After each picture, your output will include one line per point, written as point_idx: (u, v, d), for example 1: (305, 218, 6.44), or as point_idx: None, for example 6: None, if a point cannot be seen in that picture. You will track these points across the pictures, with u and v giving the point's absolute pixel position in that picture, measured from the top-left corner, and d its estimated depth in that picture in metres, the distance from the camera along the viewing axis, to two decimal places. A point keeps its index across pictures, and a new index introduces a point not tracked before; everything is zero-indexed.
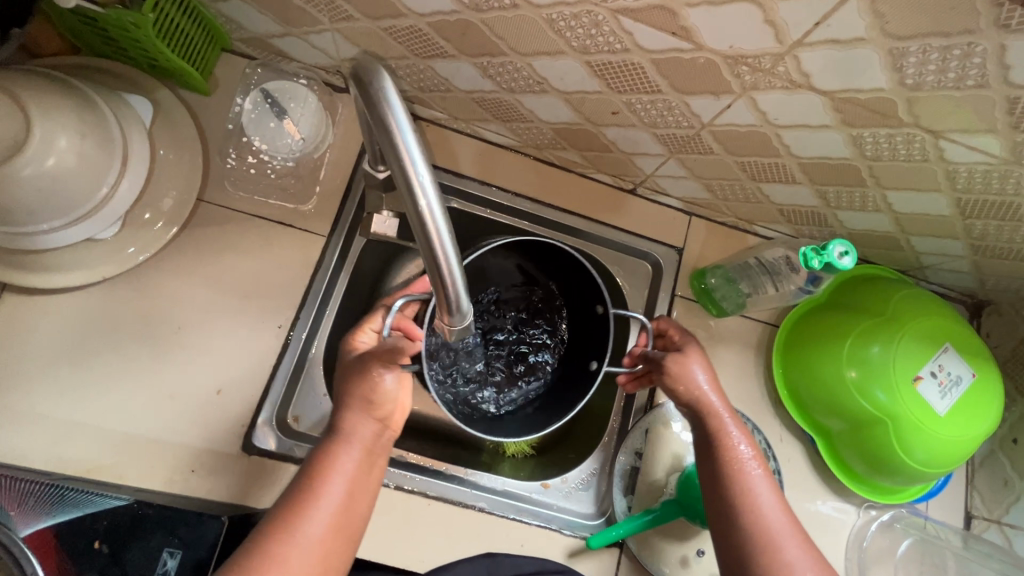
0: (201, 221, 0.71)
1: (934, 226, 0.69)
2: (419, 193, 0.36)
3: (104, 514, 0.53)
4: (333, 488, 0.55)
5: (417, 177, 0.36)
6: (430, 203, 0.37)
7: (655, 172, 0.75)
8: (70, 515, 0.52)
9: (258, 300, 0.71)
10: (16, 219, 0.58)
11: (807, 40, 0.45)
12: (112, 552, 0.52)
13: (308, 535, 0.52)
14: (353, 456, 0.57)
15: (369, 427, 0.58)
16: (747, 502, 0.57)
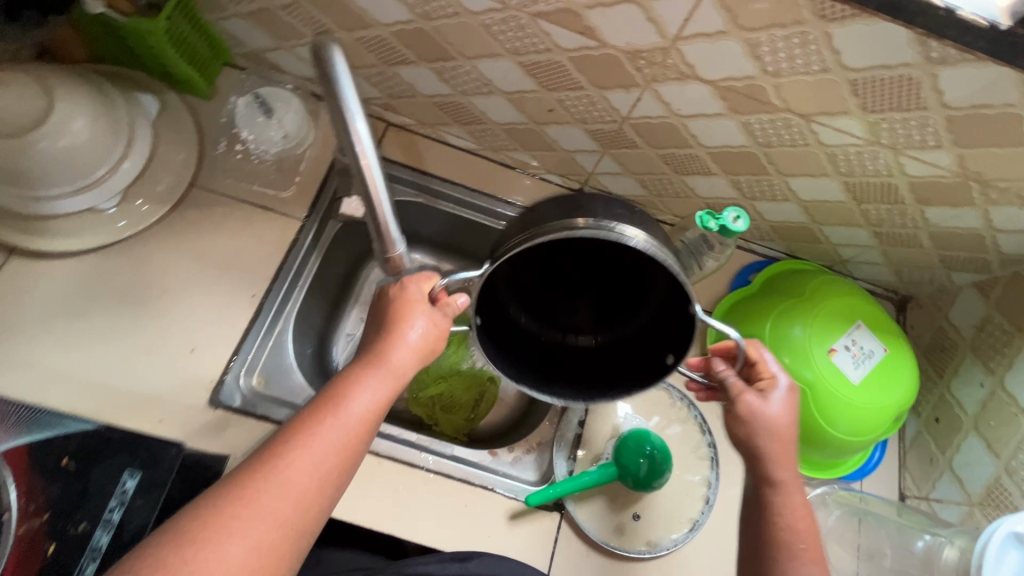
0: (191, 202, 0.80)
1: (836, 214, 0.78)
2: (356, 138, 0.48)
3: (73, 435, 0.58)
4: (349, 408, 0.52)
5: (354, 126, 0.47)
6: (364, 150, 0.48)
7: (595, 169, 0.85)
8: (44, 434, 0.58)
9: (235, 271, 0.79)
10: (34, 183, 0.68)
11: (683, 34, 0.56)
12: (78, 469, 0.57)
13: (314, 454, 0.49)
14: (379, 383, 0.54)
15: (390, 378, 0.55)
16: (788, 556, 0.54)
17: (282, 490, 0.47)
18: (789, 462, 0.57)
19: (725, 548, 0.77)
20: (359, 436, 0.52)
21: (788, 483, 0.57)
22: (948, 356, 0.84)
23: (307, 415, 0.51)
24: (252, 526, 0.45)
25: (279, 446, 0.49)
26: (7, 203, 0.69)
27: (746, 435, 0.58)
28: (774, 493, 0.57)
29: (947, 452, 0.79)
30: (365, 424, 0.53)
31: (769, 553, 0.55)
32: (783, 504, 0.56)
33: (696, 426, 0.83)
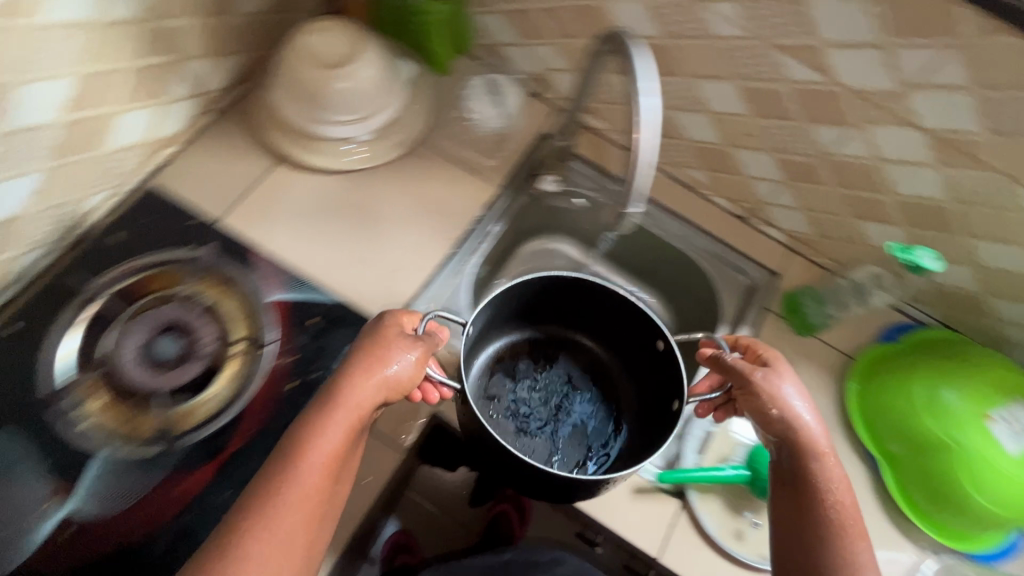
0: (417, 153, 0.95)
1: (1014, 286, 0.79)
2: (638, 110, 0.55)
3: (320, 305, 0.80)
4: (313, 457, 0.55)
5: (640, 99, 0.55)
6: (643, 120, 0.56)
7: (770, 199, 0.92)
8: (303, 297, 0.80)
9: (439, 217, 0.92)
10: (325, 107, 0.85)
11: (920, 83, 0.64)
12: (320, 329, 0.78)
13: (283, 504, 0.53)
14: (339, 426, 0.57)
15: (347, 421, 0.58)
16: (838, 543, 0.59)
17: (265, 543, 0.51)
18: (820, 431, 0.64)
19: None
20: (321, 485, 0.55)
21: (830, 455, 0.62)
22: None
23: (279, 465, 0.55)
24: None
25: (245, 514, 0.52)
26: (297, 120, 0.87)
27: (783, 412, 0.64)
28: (819, 468, 0.62)
29: None
30: (327, 470, 0.56)
31: (822, 526, 0.60)
32: (834, 477, 0.61)
33: None
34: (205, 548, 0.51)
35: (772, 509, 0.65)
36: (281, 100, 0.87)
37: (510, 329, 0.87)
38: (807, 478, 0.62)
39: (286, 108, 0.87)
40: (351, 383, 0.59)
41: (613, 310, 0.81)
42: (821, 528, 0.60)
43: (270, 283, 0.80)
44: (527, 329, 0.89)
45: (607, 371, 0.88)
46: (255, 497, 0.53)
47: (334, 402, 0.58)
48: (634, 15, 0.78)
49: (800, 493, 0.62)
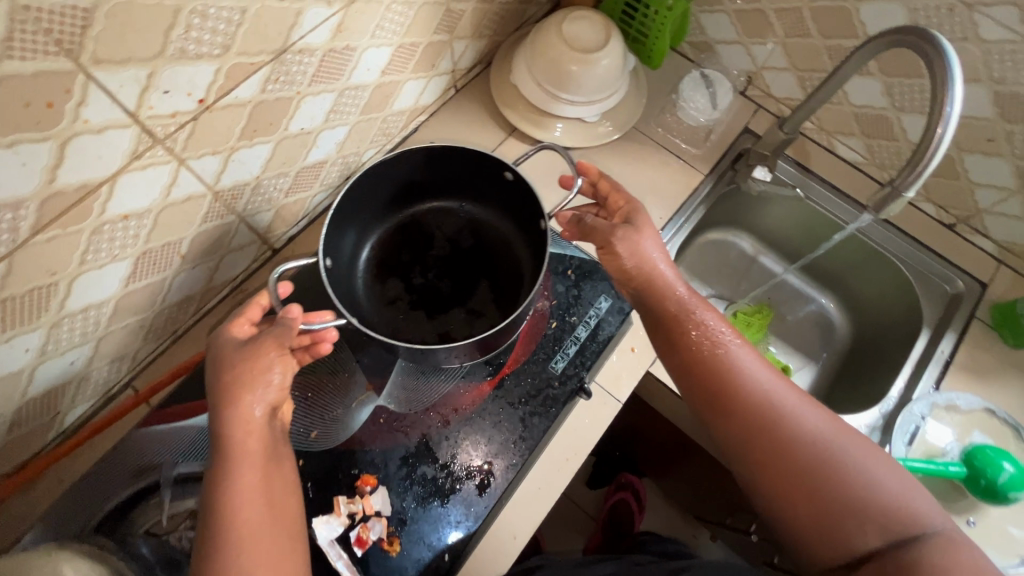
0: (630, 138, 1.03)
1: None
2: (949, 100, 0.61)
3: (575, 258, 0.84)
4: (233, 490, 0.53)
5: (953, 90, 0.61)
6: (952, 110, 0.61)
7: (989, 207, 0.92)
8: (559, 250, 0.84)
9: (650, 197, 0.99)
10: (567, 88, 0.94)
11: None
12: (575, 279, 0.82)
13: (240, 516, 0.52)
14: (253, 465, 0.54)
15: (254, 450, 0.55)
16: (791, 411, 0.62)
17: (246, 528, 0.52)
18: (728, 329, 0.69)
19: None
20: (261, 479, 0.54)
21: (735, 344, 0.67)
22: None
23: (220, 458, 0.54)
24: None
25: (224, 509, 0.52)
26: (536, 99, 0.97)
27: (629, 250, 0.73)
28: (723, 363, 0.65)
29: None
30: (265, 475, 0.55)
31: (801, 460, 0.58)
32: (797, 409, 0.62)
33: None
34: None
35: (726, 449, 0.64)
36: (526, 79, 0.97)
37: (376, 220, 0.78)
38: (727, 393, 0.64)
39: (530, 85, 0.96)
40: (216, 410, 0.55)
41: (474, 167, 0.75)
42: (795, 466, 0.58)
43: None
44: (392, 214, 0.79)
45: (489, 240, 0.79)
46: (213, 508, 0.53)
47: (225, 444, 0.54)
48: (887, 17, 0.83)
49: (749, 423, 0.62)
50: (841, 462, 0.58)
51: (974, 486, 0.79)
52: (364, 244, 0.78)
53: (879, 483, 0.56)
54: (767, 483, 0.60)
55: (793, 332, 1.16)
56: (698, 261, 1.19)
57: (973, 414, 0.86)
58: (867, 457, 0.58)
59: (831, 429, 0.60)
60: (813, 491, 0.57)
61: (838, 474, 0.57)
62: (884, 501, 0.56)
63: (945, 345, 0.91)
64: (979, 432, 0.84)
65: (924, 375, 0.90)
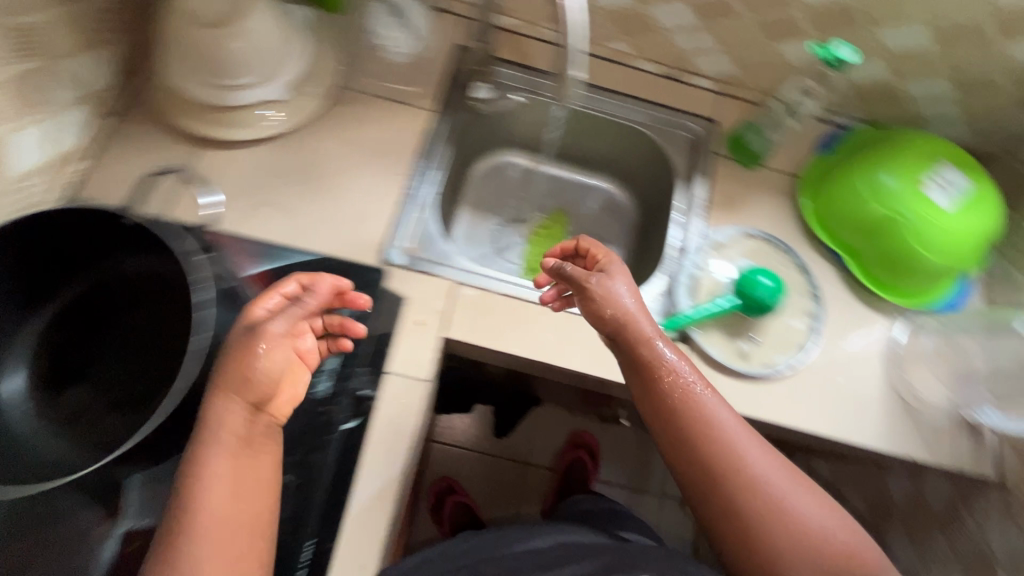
0: (340, 99, 0.92)
1: (919, 64, 0.86)
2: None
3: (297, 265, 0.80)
4: (202, 492, 0.53)
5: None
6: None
7: (691, 49, 0.94)
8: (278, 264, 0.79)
9: (386, 156, 0.90)
10: (230, 72, 0.79)
11: None
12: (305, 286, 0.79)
13: (204, 512, 0.53)
14: (223, 453, 0.55)
15: (233, 426, 0.56)
16: (746, 461, 0.64)
17: (213, 520, 0.53)
18: (693, 371, 0.68)
19: (836, 374, 0.87)
20: (233, 454, 0.56)
21: (707, 393, 0.67)
22: None
23: (203, 447, 0.55)
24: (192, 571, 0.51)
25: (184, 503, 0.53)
26: (206, 96, 0.81)
27: (605, 302, 0.72)
28: (698, 414, 0.65)
29: None
30: (238, 459, 0.56)
31: (750, 504, 0.62)
32: (746, 450, 0.64)
33: (797, 270, 0.92)
34: None
35: (688, 481, 0.66)
36: (181, 78, 0.80)
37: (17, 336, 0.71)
38: (693, 445, 0.65)
39: (188, 83, 0.80)
40: (214, 405, 0.56)
41: (94, 240, 0.71)
42: (747, 515, 0.62)
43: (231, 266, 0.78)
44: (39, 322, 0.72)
45: (152, 302, 0.75)
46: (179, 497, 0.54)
47: (247, 442, 0.57)
48: None
49: (709, 469, 0.64)
50: (783, 502, 0.62)
51: (749, 308, 0.86)
52: (12, 375, 0.70)
53: (809, 517, 0.62)
54: (720, 526, 0.63)
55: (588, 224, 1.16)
56: (476, 195, 1.15)
57: (734, 242, 0.93)
58: (803, 504, 0.63)
59: (779, 473, 0.64)
60: (760, 531, 0.62)
61: (780, 510, 0.62)
62: (813, 531, 0.62)
63: (698, 190, 0.97)
64: (743, 256, 0.92)
65: (691, 224, 0.94)
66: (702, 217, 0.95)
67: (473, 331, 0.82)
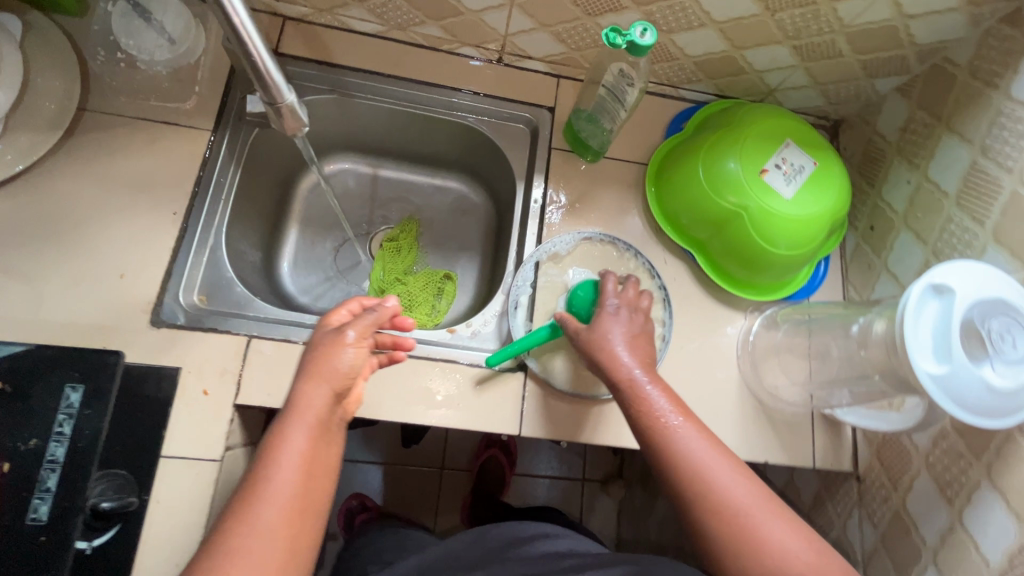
0: (87, 127, 0.76)
1: (755, 32, 0.76)
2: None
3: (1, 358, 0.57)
4: (281, 463, 0.51)
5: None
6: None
7: (508, 30, 0.82)
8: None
9: (152, 192, 0.76)
10: None
11: None
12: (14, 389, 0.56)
13: (263, 519, 0.48)
14: (303, 430, 0.54)
15: (320, 414, 0.55)
16: (749, 552, 0.52)
17: (276, 527, 0.49)
18: (670, 402, 0.61)
19: (688, 382, 0.81)
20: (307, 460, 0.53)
21: (680, 424, 0.59)
22: (878, 167, 0.85)
23: (284, 424, 0.53)
24: (259, 547, 0.47)
25: (255, 476, 0.51)
26: None
27: (608, 360, 0.65)
28: (698, 494, 0.55)
29: (883, 255, 0.82)
30: (317, 437, 0.54)
31: None
32: (761, 526, 0.53)
33: (644, 272, 0.84)
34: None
35: None
36: None
37: None
38: (698, 522, 0.55)
39: None
40: (303, 384, 0.55)
41: None
42: None
43: None
44: None
45: None
46: (248, 480, 0.51)
47: (290, 412, 0.54)
48: None
49: (679, 502, 0.57)
50: (754, 524, 0.53)
51: None
52: None
53: (783, 546, 0.52)
54: None
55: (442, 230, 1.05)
56: (310, 210, 1.01)
57: (573, 251, 0.83)
58: None
59: (798, 547, 0.52)
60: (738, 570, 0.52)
61: (755, 540, 0.52)
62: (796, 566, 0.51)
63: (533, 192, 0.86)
64: (582, 265, 0.83)
65: (528, 231, 0.85)
66: (540, 221, 0.85)
67: (270, 394, 0.71)
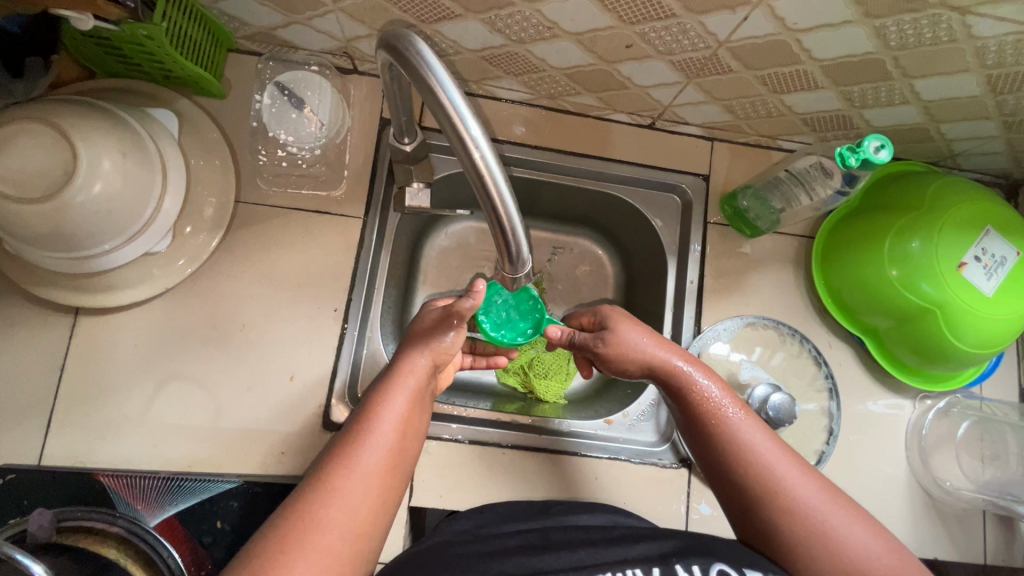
0: (242, 221, 0.74)
1: (964, 110, 0.68)
2: (472, 148, 0.41)
3: (221, 496, 0.66)
4: (383, 422, 0.52)
5: (466, 128, 0.40)
6: (483, 154, 0.42)
7: (673, 101, 0.75)
8: (190, 501, 0.66)
9: (311, 289, 0.74)
10: (81, 245, 0.61)
11: None
12: (233, 528, 0.66)
13: (364, 465, 0.49)
14: (404, 394, 0.55)
15: (415, 384, 0.56)
16: (775, 497, 0.52)
17: (377, 474, 0.49)
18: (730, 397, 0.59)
19: (856, 474, 0.79)
20: (409, 410, 0.54)
21: (740, 417, 0.58)
22: None
23: (387, 388, 0.55)
24: (351, 480, 0.48)
25: (361, 425, 0.52)
26: (63, 268, 0.64)
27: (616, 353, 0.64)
28: (728, 444, 0.56)
29: None
30: (414, 401, 0.55)
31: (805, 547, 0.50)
32: (792, 483, 0.53)
33: (810, 359, 0.81)
34: (266, 537, 0.44)
35: (761, 538, 0.53)
36: (26, 253, 0.62)
37: None
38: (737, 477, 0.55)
39: (33, 255, 0.62)
40: (409, 355, 0.59)
41: None
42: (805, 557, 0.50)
43: (140, 508, 0.65)
44: None
45: None
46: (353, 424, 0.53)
47: (395, 375, 0.57)
48: None
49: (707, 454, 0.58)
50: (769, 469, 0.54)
51: None
52: None
53: (810, 503, 0.52)
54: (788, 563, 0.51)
55: (574, 289, 0.94)
56: (439, 273, 0.91)
57: (731, 338, 0.81)
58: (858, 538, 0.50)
59: (829, 506, 0.52)
60: (760, 519, 0.53)
61: (825, 533, 0.50)
62: (869, 566, 0.49)
63: (689, 273, 0.81)
64: (737, 350, 0.81)
65: (685, 313, 0.81)
66: (698, 303, 0.81)
67: (441, 496, 0.73)
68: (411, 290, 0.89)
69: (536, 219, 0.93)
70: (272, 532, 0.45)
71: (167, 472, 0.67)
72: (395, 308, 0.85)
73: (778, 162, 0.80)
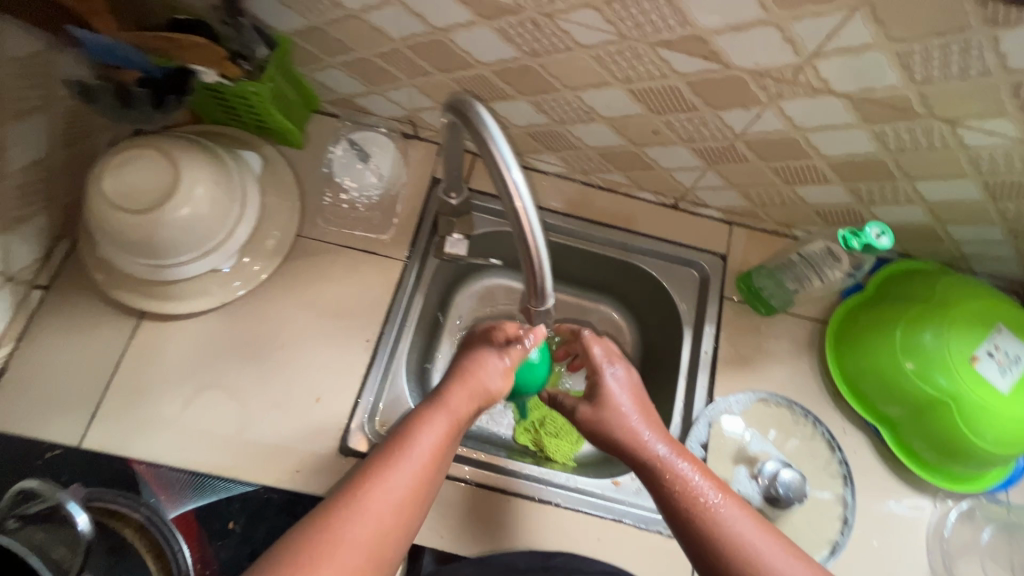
0: (299, 252, 0.82)
1: (968, 214, 0.73)
2: (515, 195, 0.48)
3: (237, 498, 0.69)
4: (416, 448, 0.54)
5: (511, 177, 0.48)
6: (523, 202, 0.48)
7: (695, 184, 0.83)
8: (208, 498, 0.69)
9: (349, 319, 0.81)
10: (163, 254, 0.70)
11: (792, 78, 0.58)
12: (242, 531, 0.68)
13: (394, 485, 0.51)
14: (441, 422, 0.57)
15: (454, 412, 0.58)
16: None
17: (404, 496, 0.51)
18: (706, 479, 0.59)
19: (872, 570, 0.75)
20: (445, 434, 0.56)
21: (722, 503, 0.57)
22: None
23: (428, 413, 0.57)
24: (380, 502, 0.50)
25: (397, 445, 0.55)
26: (141, 274, 0.72)
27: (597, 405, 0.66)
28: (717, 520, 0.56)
29: None
30: (451, 429, 0.57)
31: None
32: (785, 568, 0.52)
33: (823, 442, 0.81)
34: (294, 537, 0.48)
35: None
36: (114, 257, 0.71)
37: None
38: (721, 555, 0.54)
39: (119, 259, 0.71)
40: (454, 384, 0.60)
41: None
42: None
43: (162, 497, 0.69)
44: None
45: None
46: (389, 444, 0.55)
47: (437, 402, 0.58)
48: (481, 41, 0.65)
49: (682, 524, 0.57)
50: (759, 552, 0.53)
51: (765, 502, 0.77)
52: None
53: None
54: None
55: None
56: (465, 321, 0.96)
57: (744, 411, 0.82)
58: None
59: None
60: None
61: None
62: None
63: (704, 343, 0.85)
64: (750, 425, 0.81)
65: (698, 381, 0.84)
66: (711, 374, 0.84)
67: (442, 535, 0.74)
68: (437, 334, 0.94)
69: (561, 282, 1.00)
70: (298, 538, 0.48)
71: (188, 471, 0.70)
72: (421, 349, 0.90)
73: (791, 246, 0.86)
